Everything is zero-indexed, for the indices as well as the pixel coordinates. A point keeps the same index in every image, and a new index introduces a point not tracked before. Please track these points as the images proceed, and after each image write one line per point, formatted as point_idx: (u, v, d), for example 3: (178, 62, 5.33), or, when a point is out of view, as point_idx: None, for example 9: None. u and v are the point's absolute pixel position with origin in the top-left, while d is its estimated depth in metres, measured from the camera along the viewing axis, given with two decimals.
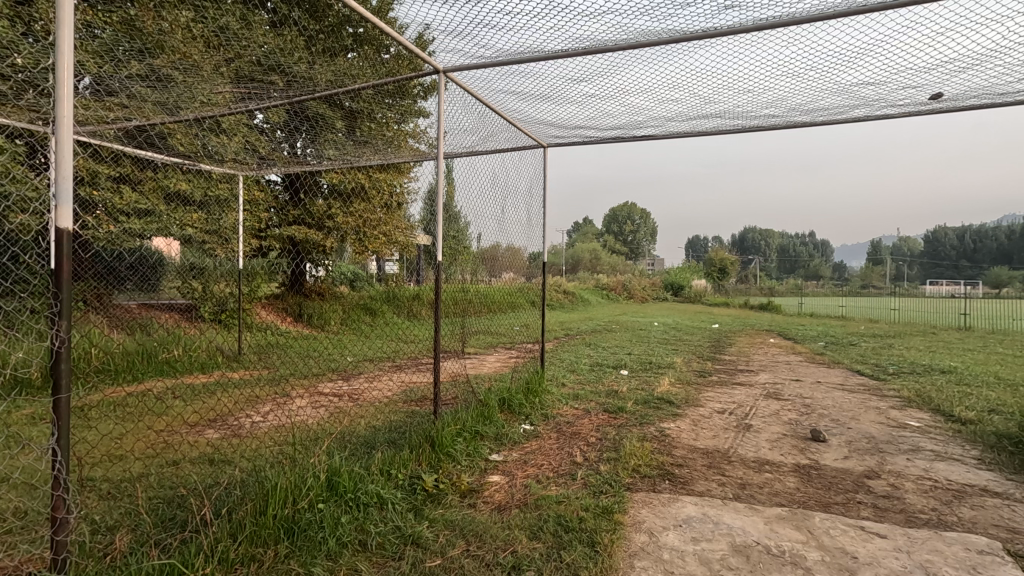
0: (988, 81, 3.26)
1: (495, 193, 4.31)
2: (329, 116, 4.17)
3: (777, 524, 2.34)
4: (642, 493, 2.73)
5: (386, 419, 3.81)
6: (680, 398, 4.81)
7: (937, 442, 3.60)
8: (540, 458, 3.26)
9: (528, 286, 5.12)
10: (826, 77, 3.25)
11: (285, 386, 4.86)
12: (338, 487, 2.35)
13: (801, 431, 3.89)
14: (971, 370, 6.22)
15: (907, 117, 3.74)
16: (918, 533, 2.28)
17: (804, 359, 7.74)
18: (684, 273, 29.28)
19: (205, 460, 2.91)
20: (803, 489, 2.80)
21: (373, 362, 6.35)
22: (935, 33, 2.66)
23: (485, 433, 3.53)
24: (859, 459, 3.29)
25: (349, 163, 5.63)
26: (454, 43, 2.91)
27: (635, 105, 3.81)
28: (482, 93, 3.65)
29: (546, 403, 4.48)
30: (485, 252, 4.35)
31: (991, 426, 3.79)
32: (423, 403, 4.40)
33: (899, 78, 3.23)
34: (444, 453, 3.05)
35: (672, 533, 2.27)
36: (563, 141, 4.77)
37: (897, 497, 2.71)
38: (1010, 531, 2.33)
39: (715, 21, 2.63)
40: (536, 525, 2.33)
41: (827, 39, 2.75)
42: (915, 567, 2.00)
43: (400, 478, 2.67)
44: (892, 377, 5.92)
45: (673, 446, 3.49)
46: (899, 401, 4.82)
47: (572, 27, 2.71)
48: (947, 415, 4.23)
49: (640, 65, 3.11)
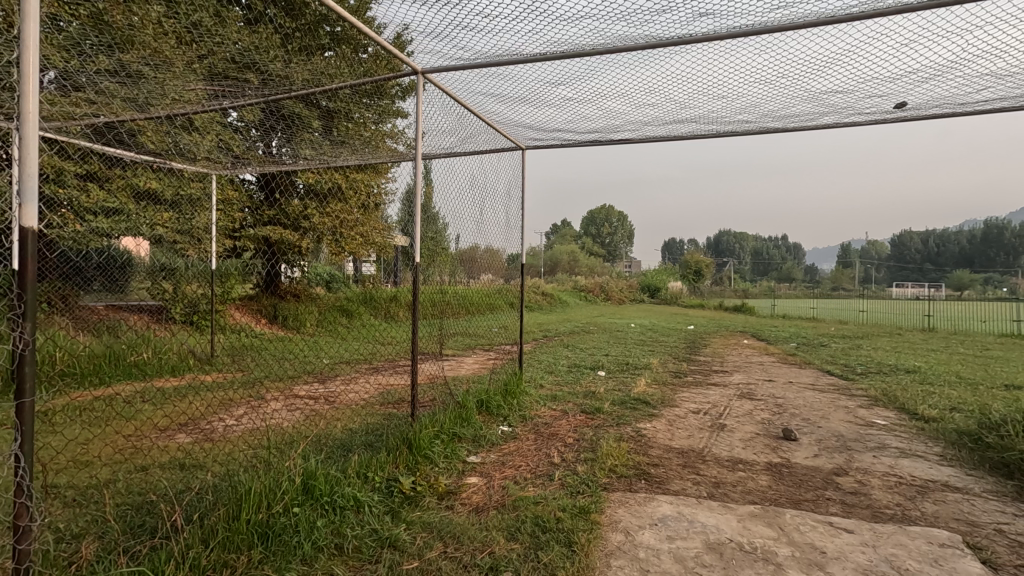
0: (950, 91, 3.39)
1: (473, 194, 4.30)
2: (304, 115, 4.12)
3: (750, 521, 2.39)
4: (619, 492, 2.76)
5: (363, 422, 3.78)
6: (657, 399, 4.88)
7: (902, 440, 3.72)
8: (518, 460, 3.26)
9: (506, 287, 5.15)
10: (797, 84, 3.34)
11: (259, 389, 4.78)
12: (314, 490, 2.33)
13: (773, 431, 3.98)
14: (934, 370, 6.43)
15: (874, 124, 3.87)
16: (883, 528, 2.35)
17: (776, 359, 7.94)
18: (660, 276, 29.66)
19: (175, 466, 2.84)
20: (775, 487, 2.86)
21: (350, 364, 6.29)
22: (900, 44, 2.76)
23: (463, 435, 3.54)
24: (829, 457, 3.37)
25: (326, 163, 5.57)
26: (432, 44, 2.90)
27: (612, 109, 3.85)
28: (460, 94, 3.65)
29: (524, 404, 4.49)
30: (463, 253, 4.35)
31: (953, 423, 3.93)
32: (401, 406, 4.37)
33: (866, 87, 3.34)
34: (422, 455, 3.04)
35: (648, 532, 2.30)
36: (541, 143, 4.79)
37: (864, 493, 2.80)
38: (970, 524, 2.42)
39: (690, 28, 2.68)
40: (513, 526, 2.33)
41: (797, 48, 2.83)
42: (881, 561, 2.06)
43: (377, 481, 2.65)
44: (860, 377, 6.10)
45: (649, 446, 3.54)
46: (865, 400, 4.95)
47: (550, 30, 2.74)
48: (911, 413, 4.37)
49: (616, 70, 3.15)
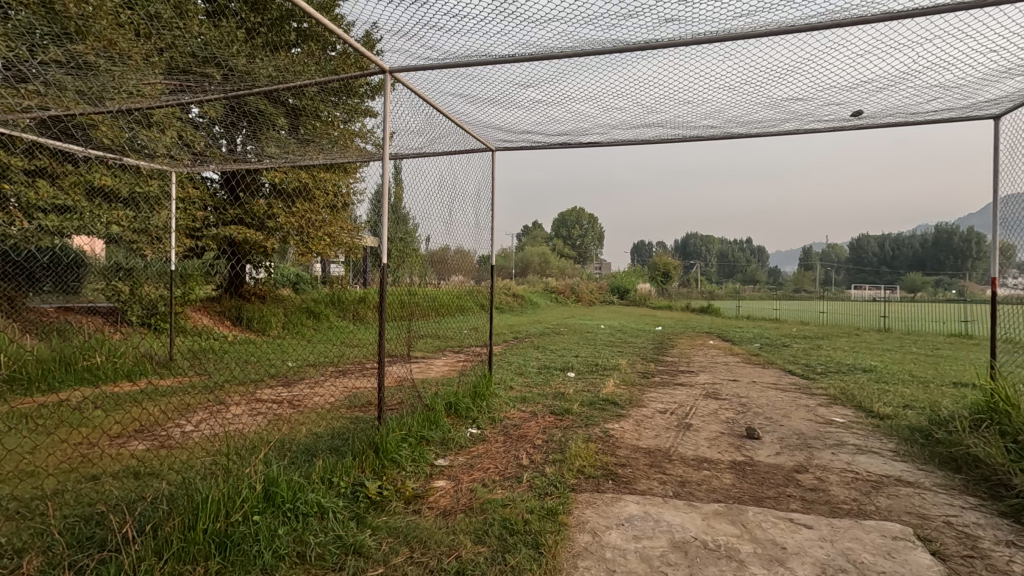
0: (903, 100, 3.53)
1: (442, 195, 4.28)
2: (270, 112, 4.03)
3: (714, 519, 2.43)
4: (587, 493, 2.77)
5: (328, 426, 3.71)
6: (625, 399, 4.94)
7: (858, 437, 3.85)
8: (486, 462, 3.25)
9: (476, 288, 5.13)
10: (759, 91, 3.43)
11: (219, 393, 4.64)
12: (276, 497, 2.27)
13: (737, 430, 4.06)
14: (888, 369, 6.69)
15: (832, 132, 4.00)
16: (840, 523, 2.43)
17: (740, 359, 8.14)
18: (629, 279, 30.07)
19: (129, 474, 2.73)
20: (738, 485, 2.92)
21: (316, 367, 6.17)
22: (855, 54, 2.86)
23: (431, 438, 3.50)
24: (790, 455, 3.46)
25: (292, 162, 5.47)
26: (400, 43, 2.87)
27: (581, 112, 3.88)
28: (429, 94, 3.62)
29: (494, 406, 4.49)
30: (434, 254, 4.32)
31: (906, 420, 4.08)
32: (368, 409, 4.31)
33: (824, 95, 3.45)
34: (388, 459, 2.99)
35: (614, 532, 2.32)
36: (510, 145, 4.79)
37: (823, 489, 2.88)
38: (920, 517, 2.52)
39: (656, 33, 2.72)
40: (480, 529, 2.32)
41: (759, 56, 2.90)
42: (838, 554, 2.12)
43: (342, 486, 2.60)
44: (820, 377, 6.29)
45: (616, 446, 3.57)
46: (825, 399, 5.10)
47: (518, 32, 2.74)
48: (867, 411, 4.53)
49: (585, 73, 3.17)
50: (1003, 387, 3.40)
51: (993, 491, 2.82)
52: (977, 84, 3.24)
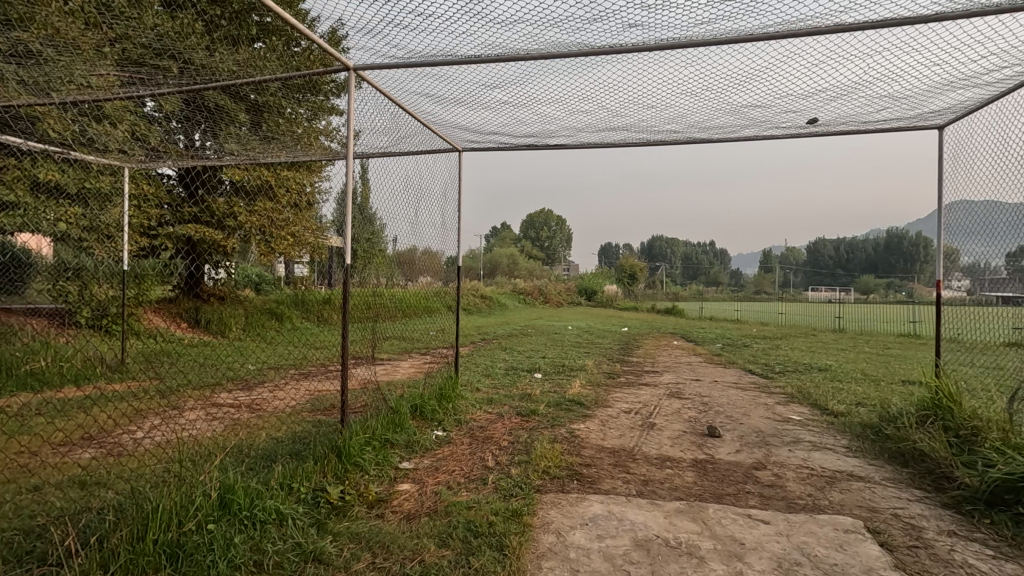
0: (855, 109, 3.67)
1: (408, 195, 4.23)
2: (230, 108, 3.91)
3: (675, 517, 2.48)
4: (552, 494, 2.78)
5: (289, 430, 3.62)
6: (590, 400, 4.98)
7: (814, 434, 3.98)
8: (451, 464, 3.23)
9: (444, 290, 5.10)
10: (720, 98, 3.51)
11: (175, 398, 4.47)
12: (232, 505, 2.21)
13: (699, 428, 4.15)
14: (842, 368, 6.95)
15: (790, 139, 4.13)
16: (796, 517, 2.50)
17: (703, 359, 8.33)
18: (596, 280, 30.47)
19: (74, 484, 2.60)
20: (699, 483, 2.98)
21: (277, 370, 6.03)
22: (811, 64, 2.96)
23: (395, 441, 3.45)
24: (749, 452, 3.55)
25: (253, 160, 5.33)
26: (365, 41, 2.83)
27: (547, 114, 3.89)
28: (395, 93, 3.58)
29: (460, 408, 4.46)
30: (401, 254, 4.28)
31: (858, 417, 4.24)
32: (332, 412, 4.22)
33: (781, 102, 3.56)
34: (351, 463, 2.94)
35: (579, 532, 2.33)
36: (477, 146, 4.76)
37: (780, 485, 2.96)
38: (871, 510, 2.62)
39: (620, 38, 2.75)
40: (444, 532, 2.30)
41: (720, 62, 2.97)
42: (793, 548, 2.19)
43: (302, 491, 2.53)
44: (778, 376, 6.48)
45: (582, 446, 3.60)
46: (783, 398, 5.26)
47: (484, 32, 2.73)
48: (823, 409, 4.68)
49: (550, 76, 3.19)
50: (947, 384, 3.57)
51: (938, 484, 2.95)
52: (923, 96, 3.40)
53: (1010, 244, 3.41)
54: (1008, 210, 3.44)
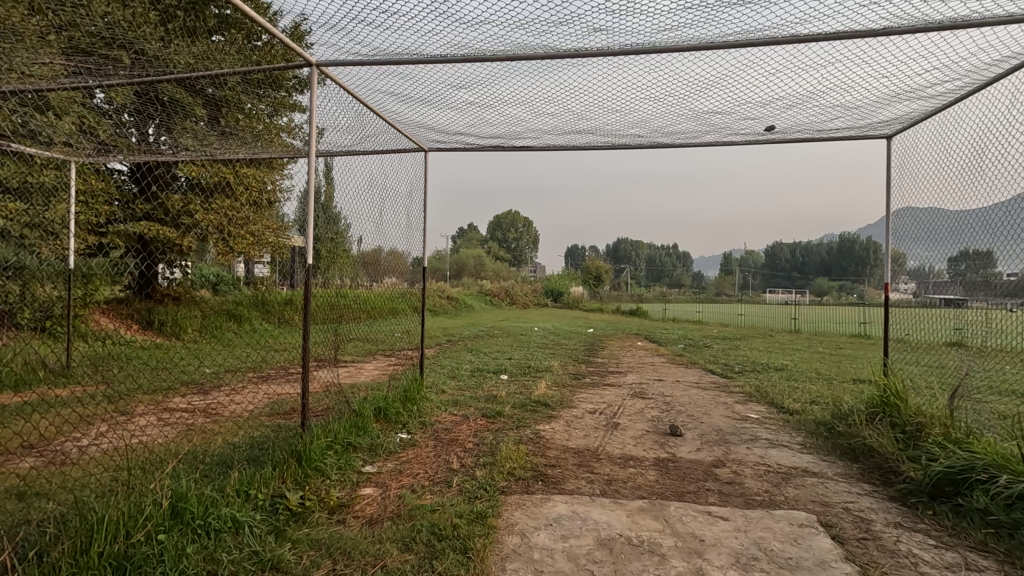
0: (809, 118, 3.81)
1: (372, 194, 4.16)
2: (186, 102, 3.77)
3: (638, 515, 2.51)
4: (516, 495, 2.78)
5: (247, 435, 3.52)
6: (555, 400, 5.01)
7: (771, 431, 4.10)
8: (415, 467, 3.20)
9: (410, 291, 5.05)
10: (682, 104, 3.59)
11: (124, 402, 4.28)
12: (184, 514, 2.13)
13: (661, 427, 4.22)
14: (797, 367, 7.19)
15: (748, 145, 4.26)
16: (753, 513, 2.57)
17: (666, 360, 8.49)
18: (562, 282, 30.73)
19: (11, 496, 2.46)
20: (661, 481, 3.03)
21: (235, 373, 5.84)
22: (768, 72, 3.06)
23: (358, 444, 3.38)
24: (709, 450, 3.64)
25: (210, 156, 5.16)
26: (328, 36, 2.77)
27: (513, 116, 3.90)
28: (359, 91, 3.52)
29: (425, 410, 4.42)
30: (366, 255, 4.23)
31: (812, 415, 4.39)
32: (293, 416, 4.11)
33: (740, 109, 3.66)
34: (312, 468, 2.87)
35: (543, 532, 2.33)
36: (443, 146, 4.72)
37: (738, 482, 3.04)
38: (823, 505, 2.72)
39: (585, 42, 2.78)
40: (407, 536, 2.27)
41: (682, 69, 3.03)
42: (751, 543, 2.25)
43: (260, 498, 2.46)
44: (737, 375, 6.66)
45: (546, 447, 3.62)
46: (742, 397, 5.41)
47: (450, 32, 2.72)
48: (779, 407, 4.84)
49: (517, 77, 3.19)
50: (894, 382, 3.73)
51: (885, 478, 3.08)
52: (872, 106, 3.55)
53: (952, 248, 3.58)
54: (950, 218, 3.62)
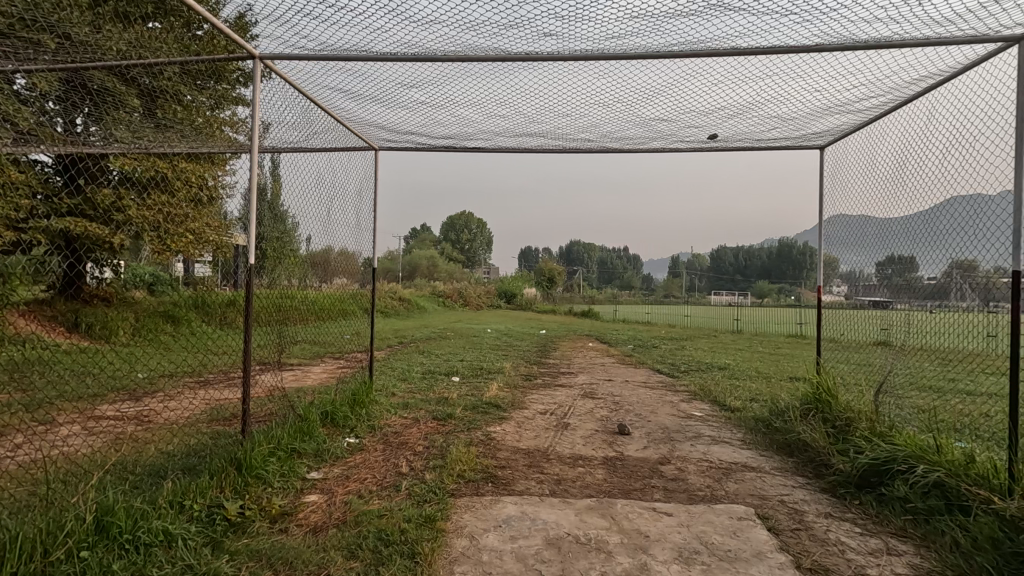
0: (749, 128, 3.98)
1: (320, 192, 4.04)
2: (118, 91, 3.57)
3: (586, 514, 2.55)
4: (466, 497, 2.77)
5: (183, 443, 3.35)
6: (507, 402, 5.03)
7: (713, 428, 4.25)
8: (363, 472, 3.13)
9: (361, 292, 4.94)
10: (630, 110, 3.67)
11: (46, 411, 4.00)
12: (111, 528, 2.01)
13: (610, 427, 4.30)
14: (739, 366, 7.50)
15: (693, 152, 4.41)
16: (696, 508, 2.66)
17: (616, 360, 8.67)
18: (516, 283, 30.87)
19: None
20: (609, 479, 3.09)
21: (171, 378, 5.56)
22: (711, 82, 3.17)
23: (303, 450, 3.29)
24: (655, 448, 3.74)
25: (145, 149, 4.90)
26: (272, 29, 2.68)
27: (465, 117, 3.89)
28: (306, 86, 3.42)
29: (374, 414, 4.34)
30: (315, 255, 4.16)
31: (752, 412, 4.58)
32: (234, 423, 3.95)
33: (685, 117, 3.78)
34: (253, 476, 2.76)
35: (491, 534, 2.33)
36: (394, 145, 4.65)
37: (682, 478, 3.14)
38: (761, 498, 2.84)
39: (536, 45, 2.81)
40: (354, 543, 2.22)
41: (630, 76, 3.11)
42: (693, 538, 2.32)
43: (196, 509, 2.34)
44: (683, 375, 6.87)
45: (497, 448, 3.62)
46: (687, 395, 5.58)
47: (400, 31, 2.68)
48: (721, 405, 5.03)
49: (468, 78, 3.19)
50: (826, 380, 3.94)
51: (818, 471, 3.25)
52: (806, 119, 3.74)
53: (879, 253, 3.82)
54: (878, 225, 3.87)
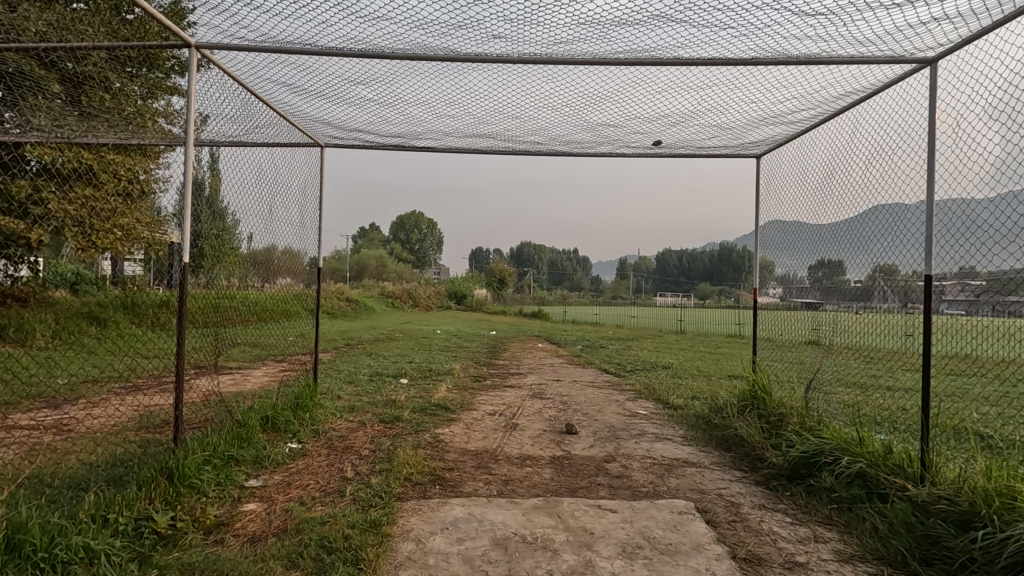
0: (691, 135, 4.13)
1: (261, 189, 3.88)
2: (38, 75, 3.32)
3: (532, 513, 2.57)
4: (412, 501, 2.73)
5: (109, 452, 3.15)
6: (455, 403, 5.00)
7: (657, 426, 4.38)
8: (306, 478, 3.04)
9: (307, 293, 4.77)
10: (578, 115, 3.74)
11: None
12: (23, 547, 1.87)
13: (558, 426, 4.36)
14: (682, 365, 7.76)
15: (639, 158, 4.53)
16: (639, 504, 2.73)
17: (565, 360, 8.79)
18: (466, 284, 30.76)
19: None
20: (556, 478, 3.13)
21: (96, 384, 5.21)
22: (655, 90, 3.27)
23: (242, 457, 3.15)
24: (601, 446, 3.81)
25: (67, 138, 4.58)
26: (209, 17, 2.56)
27: (413, 116, 3.84)
28: (246, 78, 3.29)
29: (318, 418, 4.22)
30: (257, 254, 4.00)
31: (693, 410, 4.75)
32: (165, 430, 3.74)
33: (630, 123, 3.88)
34: (186, 485, 2.62)
35: (438, 537, 2.31)
36: (341, 142, 4.54)
37: (627, 475, 3.22)
38: (700, 492, 2.95)
39: (485, 46, 2.82)
40: (294, 552, 2.15)
41: (577, 81, 3.16)
42: (636, 533, 2.38)
43: (122, 523, 2.21)
44: (629, 374, 7.06)
45: (445, 450, 3.59)
46: (632, 394, 5.73)
47: (346, 25, 2.62)
48: (664, 403, 5.19)
49: (416, 76, 3.15)
50: (761, 377, 4.13)
51: (753, 465, 3.41)
52: (744, 128, 3.92)
53: (812, 257, 4.03)
54: (809, 231, 4.09)
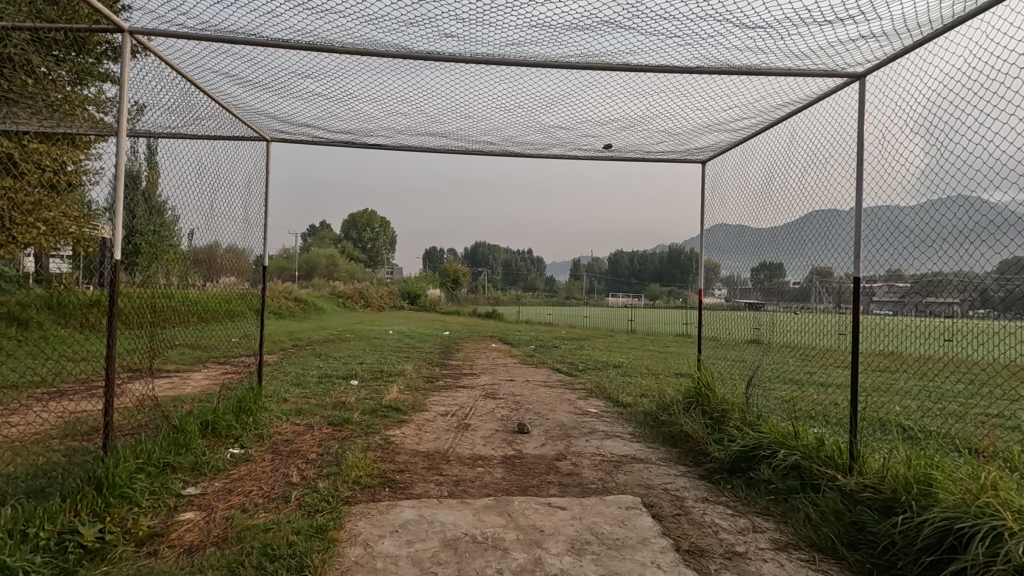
0: (640, 140, 4.23)
1: (202, 183, 3.70)
2: None
3: (483, 513, 2.57)
4: (361, 504, 2.68)
5: (29, 462, 2.93)
6: (406, 405, 4.94)
7: (607, 424, 4.47)
8: (249, 484, 2.93)
9: (251, 293, 4.58)
10: (530, 116, 3.76)
11: None
12: None
13: (510, 426, 4.37)
14: (632, 364, 7.93)
15: (590, 160, 4.60)
16: (588, 501, 2.77)
17: (519, 360, 8.83)
18: (420, 283, 30.43)
19: None
20: (507, 477, 3.15)
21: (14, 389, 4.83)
22: (605, 94, 3.34)
23: (179, 464, 3.01)
24: (552, 445, 3.86)
25: None
26: (145, 2, 2.43)
27: (364, 112, 3.77)
28: (186, 67, 3.14)
29: (262, 421, 4.08)
30: (198, 252, 3.82)
31: (641, 407, 4.87)
32: (94, 437, 3.51)
33: (582, 126, 3.94)
34: (117, 495, 2.48)
35: (387, 540, 2.28)
36: (289, 137, 4.41)
37: (577, 473, 3.27)
38: (647, 487, 3.03)
39: (437, 45, 2.80)
40: (235, 561, 2.07)
41: (530, 83, 3.18)
42: (584, 529, 2.42)
43: (43, 537, 2.06)
44: (580, 373, 7.15)
45: (396, 452, 3.55)
46: (584, 393, 5.81)
47: (293, 17, 2.54)
48: (614, 401, 5.30)
49: (367, 72, 3.09)
50: (705, 374, 4.27)
51: (697, 459, 3.53)
52: (690, 134, 4.06)
53: (754, 260, 4.20)
54: (752, 234, 4.26)
